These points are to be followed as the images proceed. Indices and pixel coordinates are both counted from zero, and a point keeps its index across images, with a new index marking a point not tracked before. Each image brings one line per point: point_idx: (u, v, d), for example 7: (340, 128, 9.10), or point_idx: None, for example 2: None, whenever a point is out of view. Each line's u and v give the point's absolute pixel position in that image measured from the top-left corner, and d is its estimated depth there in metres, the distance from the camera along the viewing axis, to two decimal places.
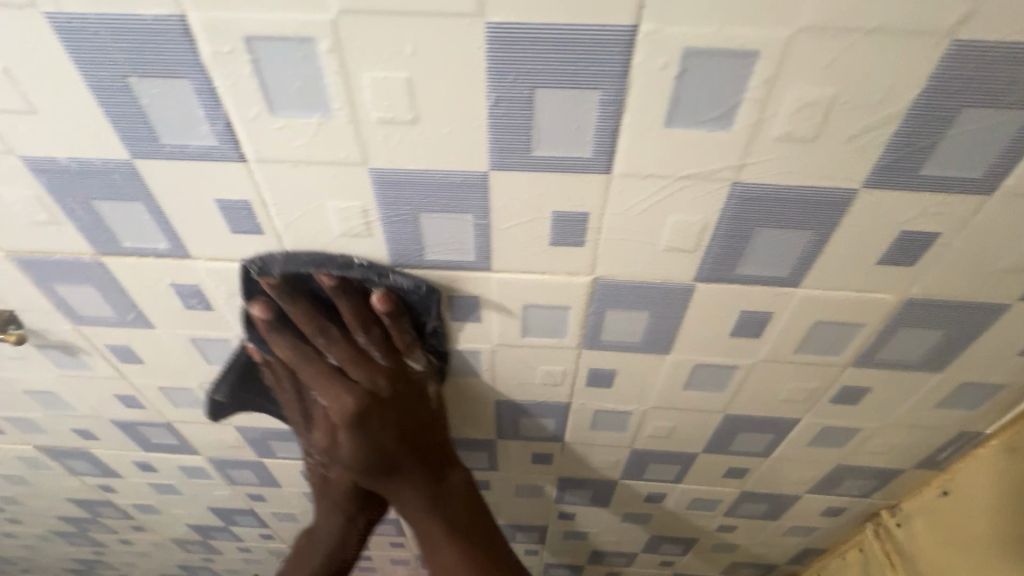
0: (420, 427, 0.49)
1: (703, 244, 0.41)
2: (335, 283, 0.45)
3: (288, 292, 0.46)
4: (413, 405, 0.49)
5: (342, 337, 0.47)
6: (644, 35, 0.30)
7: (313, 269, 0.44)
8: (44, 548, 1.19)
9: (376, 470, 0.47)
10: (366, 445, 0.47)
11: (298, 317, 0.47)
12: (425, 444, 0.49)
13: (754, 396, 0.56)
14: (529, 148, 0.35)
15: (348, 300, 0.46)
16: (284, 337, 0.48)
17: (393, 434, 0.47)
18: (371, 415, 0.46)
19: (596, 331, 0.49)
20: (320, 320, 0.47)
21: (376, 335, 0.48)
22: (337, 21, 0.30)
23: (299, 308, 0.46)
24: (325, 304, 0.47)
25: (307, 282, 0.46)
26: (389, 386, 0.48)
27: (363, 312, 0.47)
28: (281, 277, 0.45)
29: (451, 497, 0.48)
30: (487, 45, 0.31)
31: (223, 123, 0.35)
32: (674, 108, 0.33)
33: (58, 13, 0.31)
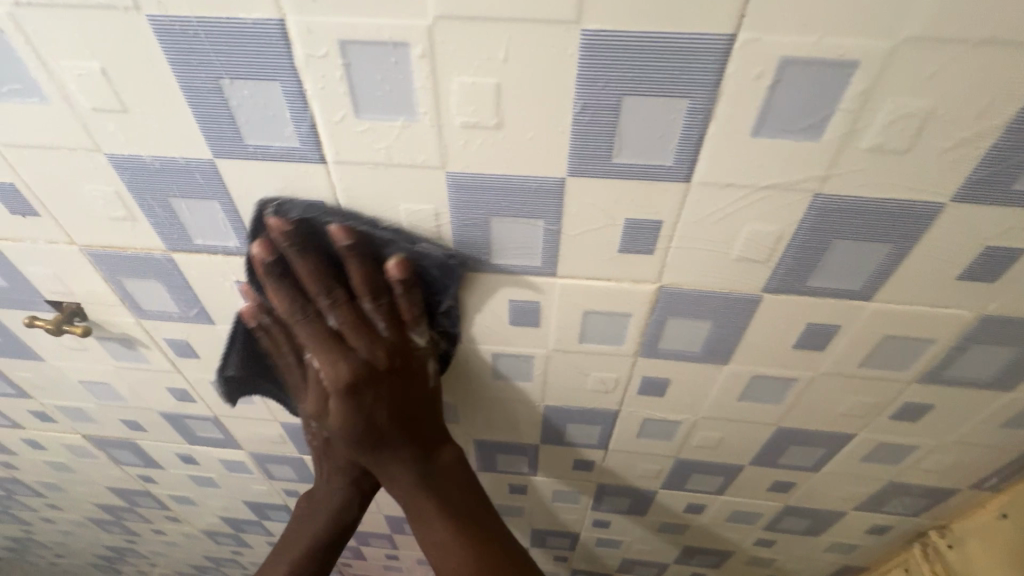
0: (416, 406, 0.48)
1: (776, 255, 0.40)
2: (350, 243, 0.42)
3: (296, 241, 0.41)
4: (412, 382, 0.48)
5: (345, 299, 0.44)
6: (741, 44, 0.30)
7: (329, 222, 0.41)
8: (79, 534, 1.22)
9: (366, 441, 0.47)
10: (358, 417, 0.46)
11: (303, 273, 0.43)
12: (419, 422, 0.49)
13: (811, 409, 0.55)
14: (610, 156, 0.35)
15: (359, 262, 0.43)
16: (282, 291, 0.43)
17: (386, 409, 0.46)
18: (364, 389, 0.45)
19: (655, 339, 0.49)
20: (325, 279, 0.43)
21: (384, 305, 0.45)
22: (432, 27, 0.30)
23: (305, 262, 0.42)
24: (333, 262, 0.43)
25: (318, 235, 0.42)
26: (388, 360, 0.46)
27: (373, 279, 0.44)
28: (294, 223, 0.41)
29: (444, 475, 0.50)
30: (580, 52, 0.31)
31: (308, 125, 0.36)
32: (763, 118, 0.33)
33: (161, 16, 0.32)
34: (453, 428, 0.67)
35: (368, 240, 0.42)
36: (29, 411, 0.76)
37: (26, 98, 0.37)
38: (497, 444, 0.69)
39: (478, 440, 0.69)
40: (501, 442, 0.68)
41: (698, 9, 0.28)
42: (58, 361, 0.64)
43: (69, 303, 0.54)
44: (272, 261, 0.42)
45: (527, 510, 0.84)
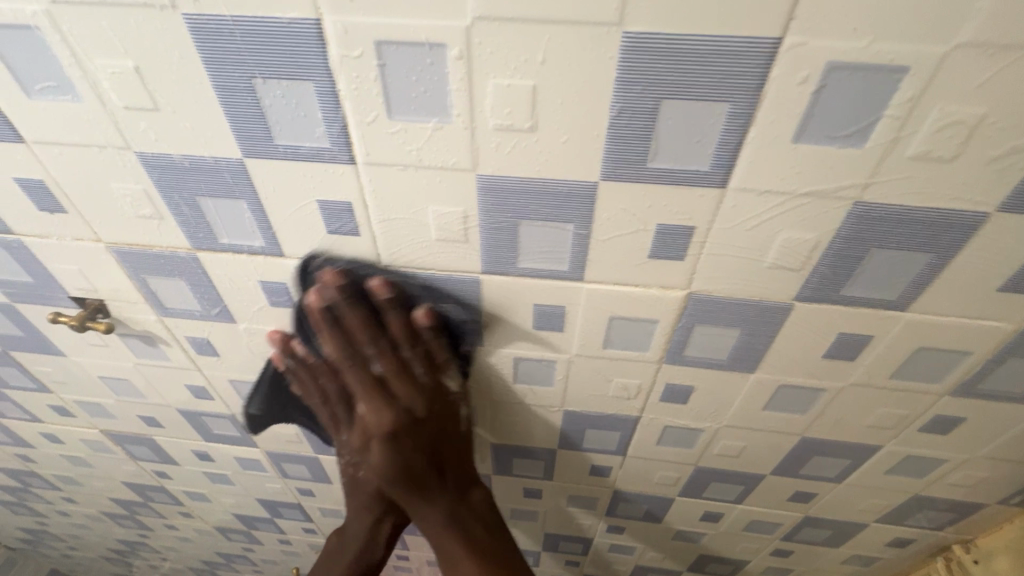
0: (451, 448, 0.49)
1: (811, 263, 0.39)
2: (388, 295, 0.45)
3: (349, 296, 0.45)
4: (447, 426, 0.49)
5: (387, 348, 0.47)
6: (787, 47, 0.29)
7: (370, 276, 0.45)
8: (93, 527, 1.23)
9: (402, 486, 0.47)
10: (398, 459, 0.47)
11: (350, 323, 0.45)
12: (452, 464, 0.49)
13: (837, 419, 0.54)
14: (644, 160, 0.35)
15: (397, 312, 0.46)
16: (328, 338, 0.46)
17: (425, 451, 0.47)
18: (402, 434, 0.47)
19: (680, 346, 0.48)
20: (369, 329, 0.46)
21: (420, 351, 0.48)
22: (471, 28, 0.30)
23: (353, 313, 0.45)
24: (376, 314, 0.47)
25: (362, 288, 0.45)
26: (426, 405, 0.48)
27: (409, 327, 0.47)
28: (339, 277, 0.44)
29: (473, 516, 0.49)
30: (620, 55, 0.30)
31: (339, 125, 0.36)
32: (805, 124, 0.32)
33: (197, 15, 0.31)
34: (471, 431, 0.66)
35: (405, 294, 0.46)
36: (49, 406, 0.76)
37: (59, 96, 0.37)
38: (514, 448, 0.68)
39: (495, 444, 0.68)
40: (518, 446, 0.68)
41: (744, 12, 0.28)
42: (79, 356, 0.64)
43: (93, 300, 0.55)
44: (321, 308, 0.45)
45: (541, 515, 0.84)
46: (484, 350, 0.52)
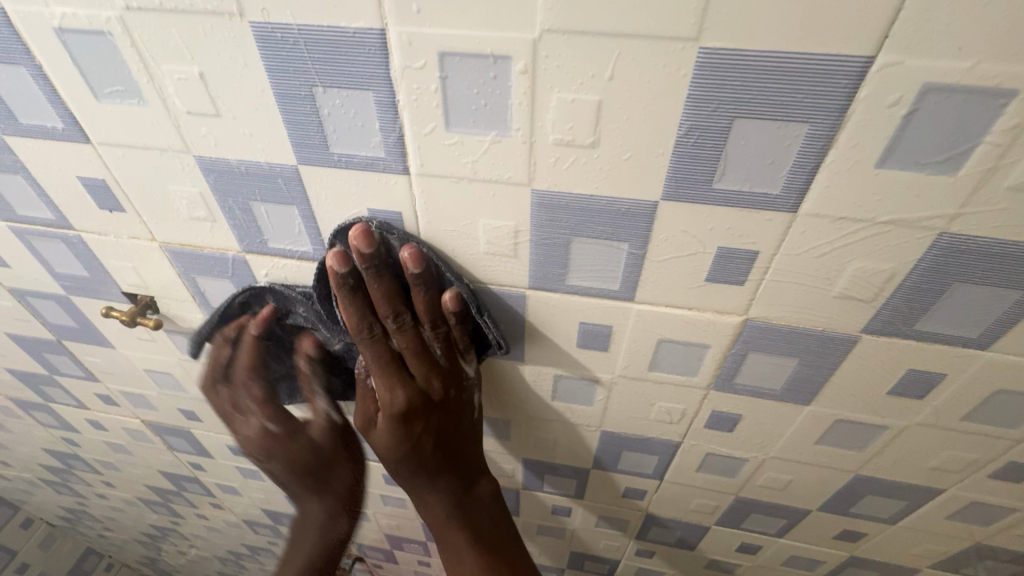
0: (457, 435, 0.51)
1: (884, 294, 0.37)
2: (418, 272, 0.41)
3: (378, 266, 0.41)
4: (459, 411, 0.49)
5: (411, 325, 0.44)
6: (880, 67, 0.27)
7: (406, 246, 0.40)
8: (128, 511, 1.27)
9: (408, 465, 0.49)
10: (405, 445, 0.48)
11: (375, 295, 0.42)
12: (458, 450, 0.51)
13: (896, 458, 0.51)
14: (710, 181, 0.33)
15: (426, 290, 0.42)
16: (350, 307, 0.43)
17: (433, 438, 0.49)
18: (415, 418, 0.47)
19: (731, 373, 0.46)
20: (395, 304, 0.42)
21: (443, 334, 0.45)
22: (538, 41, 0.29)
23: (379, 285, 0.41)
24: (402, 285, 0.43)
25: (393, 259, 0.41)
26: (441, 390, 0.47)
27: (434, 308, 0.43)
28: (374, 246, 0.40)
29: (478, 506, 0.54)
30: (694, 71, 0.29)
31: (396, 136, 0.35)
32: (891, 148, 0.30)
33: (264, 23, 0.31)
34: (504, 444, 0.65)
35: (435, 273, 0.42)
36: (95, 394, 0.79)
37: (125, 99, 0.37)
38: (547, 464, 0.67)
39: (525, 459, 0.67)
40: (551, 463, 0.66)
41: (836, 28, 0.26)
42: (126, 349, 0.66)
43: (143, 296, 0.56)
44: (346, 274, 0.41)
45: (568, 533, 0.82)
46: (522, 364, 0.51)
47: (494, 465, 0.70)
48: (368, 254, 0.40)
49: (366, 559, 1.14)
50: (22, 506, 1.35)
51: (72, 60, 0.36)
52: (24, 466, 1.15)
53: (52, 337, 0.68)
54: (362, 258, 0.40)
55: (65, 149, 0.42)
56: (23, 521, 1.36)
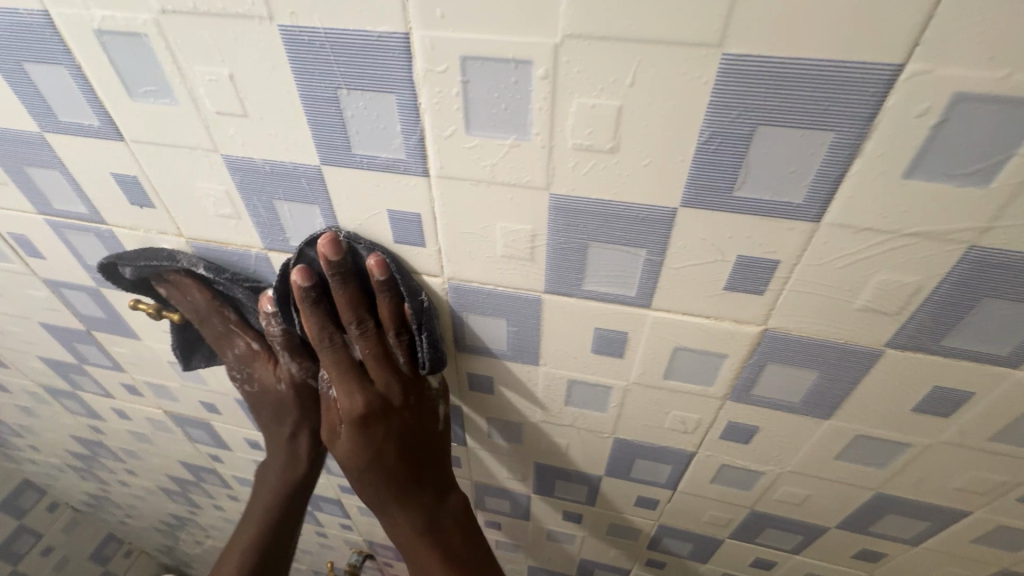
0: (420, 440, 0.55)
1: (909, 308, 0.36)
2: (384, 280, 0.45)
3: (343, 275, 0.45)
4: (420, 418, 0.54)
5: (374, 332, 0.48)
6: (909, 75, 0.26)
7: (368, 255, 0.44)
8: (148, 499, 1.30)
9: (371, 471, 0.53)
10: (367, 447, 0.52)
11: (340, 303, 0.46)
12: (421, 458, 0.55)
13: (919, 477, 0.49)
14: (731, 189, 0.33)
15: (388, 298, 0.46)
16: (317, 316, 0.48)
17: (394, 441, 0.53)
18: (375, 422, 0.51)
19: (748, 384, 0.45)
20: (358, 312, 0.47)
21: (405, 341, 0.49)
22: (560, 46, 0.29)
23: (345, 294, 0.46)
24: (365, 296, 0.47)
25: (358, 270, 0.45)
26: (401, 394, 0.52)
27: (395, 317, 0.47)
28: (339, 255, 0.44)
29: (443, 512, 0.57)
30: (717, 78, 0.28)
31: (417, 139, 0.36)
32: (919, 158, 0.29)
33: (293, 27, 0.32)
34: (515, 448, 0.65)
35: (398, 285, 0.45)
36: (121, 384, 0.81)
37: (158, 99, 0.39)
38: (558, 469, 0.66)
39: (536, 464, 0.67)
40: (562, 468, 0.66)
41: (863, 36, 0.25)
42: (151, 341, 0.68)
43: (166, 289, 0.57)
44: (310, 286, 0.46)
45: (579, 540, 0.81)
46: (536, 368, 0.51)
47: (505, 468, 0.70)
48: (335, 261, 0.44)
49: (377, 557, 1.15)
50: (48, 491, 1.40)
51: (108, 60, 0.37)
52: (52, 452, 1.19)
53: (82, 327, 0.70)
54: (329, 265, 0.44)
55: (100, 147, 0.44)
56: (50, 504, 1.41)
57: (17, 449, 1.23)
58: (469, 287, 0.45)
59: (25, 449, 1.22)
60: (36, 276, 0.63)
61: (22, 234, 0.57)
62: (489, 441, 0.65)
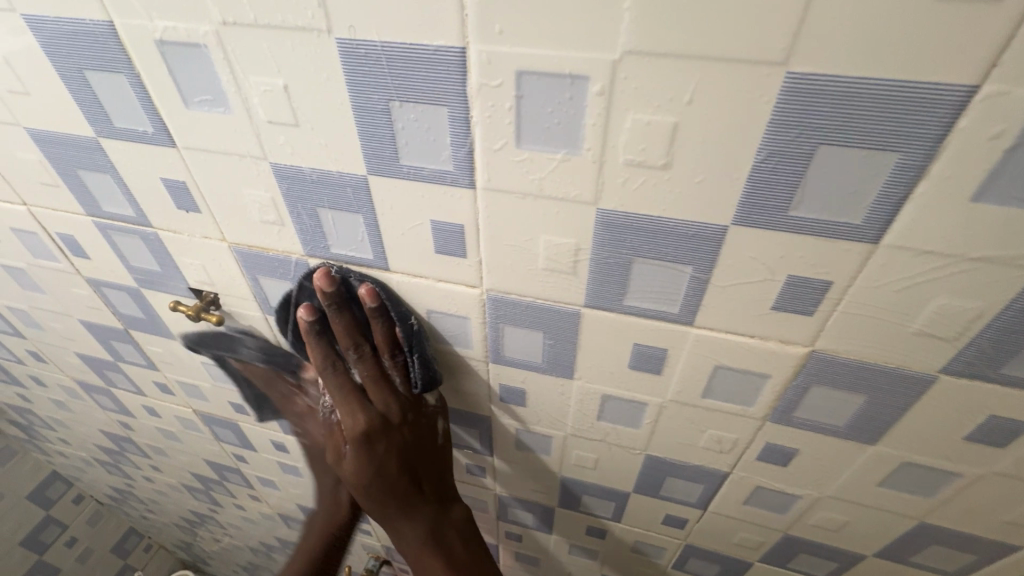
0: (423, 458, 0.55)
1: (969, 334, 0.35)
2: (374, 306, 0.48)
3: (338, 304, 0.48)
4: (420, 435, 0.55)
5: (370, 355, 0.51)
6: (985, 96, 0.25)
7: (359, 284, 0.48)
8: (172, 495, 1.32)
9: (375, 485, 0.53)
10: (370, 464, 0.52)
11: (339, 330, 0.50)
12: (423, 474, 0.55)
13: (967, 508, 0.47)
14: (786, 207, 0.32)
15: (382, 322, 0.49)
16: (320, 344, 0.51)
17: (395, 458, 0.53)
18: (376, 440, 0.52)
19: (791, 406, 0.44)
20: (355, 337, 0.50)
21: (400, 362, 0.52)
22: (618, 63, 0.29)
23: (341, 321, 0.49)
24: (362, 322, 0.51)
25: (352, 299, 0.49)
26: (400, 413, 0.53)
27: (389, 340, 0.50)
28: (334, 286, 0.48)
29: (447, 524, 0.57)
30: (779, 96, 0.28)
31: (465, 151, 0.36)
32: (990, 181, 0.28)
33: (350, 39, 0.33)
34: (542, 461, 0.64)
35: (388, 310, 0.49)
36: (154, 382, 0.83)
37: (212, 108, 0.39)
38: (585, 484, 0.66)
39: (562, 477, 0.66)
40: (589, 483, 0.65)
41: (938, 54, 0.25)
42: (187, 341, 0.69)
43: (206, 294, 0.59)
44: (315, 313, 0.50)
45: (601, 556, 0.80)
46: (570, 382, 0.51)
47: (530, 481, 0.69)
48: (330, 292, 0.48)
49: (394, 562, 1.15)
50: (75, 483, 1.42)
51: (167, 69, 0.38)
52: (81, 445, 1.22)
53: (120, 326, 0.72)
54: (324, 297, 0.48)
55: (152, 152, 0.45)
56: (75, 497, 1.43)
57: (48, 442, 1.26)
58: (508, 299, 0.45)
59: (56, 441, 1.25)
60: (80, 275, 0.65)
61: (70, 234, 0.59)
62: (517, 453, 0.65)
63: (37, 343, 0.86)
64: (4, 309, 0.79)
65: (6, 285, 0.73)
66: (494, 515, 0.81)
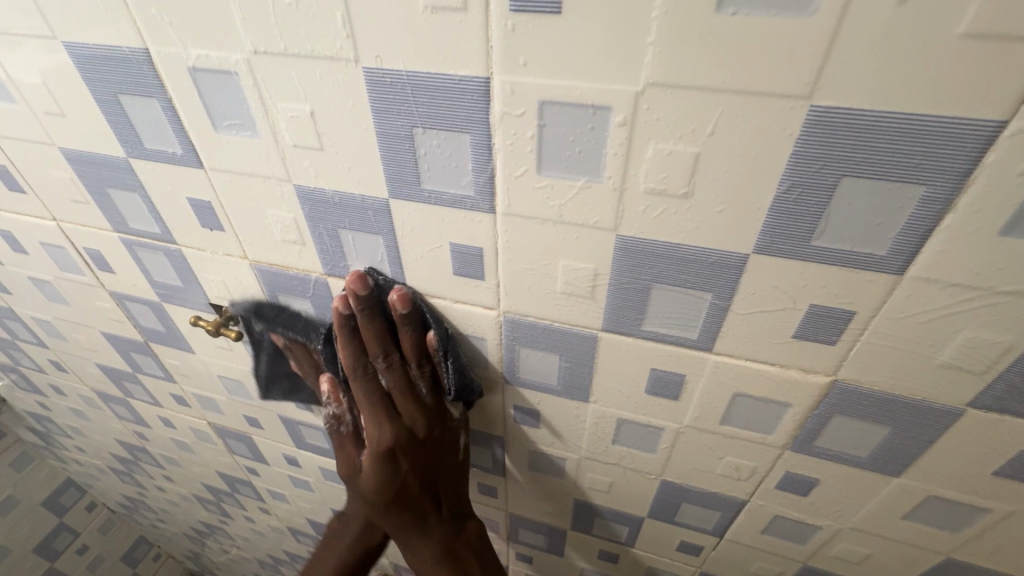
0: (443, 471, 0.54)
1: (998, 368, 0.34)
2: (407, 313, 0.46)
3: (370, 307, 0.46)
4: (443, 449, 0.54)
5: (399, 364, 0.49)
6: (1012, 132, 0.25)
7: (395, 288, 0.46)
8: (183, 506, 1.33)
9: (394, 502, 0.52)
10: (391, 478, 0.51)
11: (368, 335, 0.48)
12: (442, 489, 0.55)
13: (997, 545, 0.46)
14: (809, 237, 0.32)
15: (413, 330, 0.47)
16: (348, 347, 0.48)
17: (417, 473, 0.52)
18: (401, 453, 0.51)
19: (812, 435, 0.43)
20: (385, 345, 0.48)
21: (428, 373, 0.50)
22: (641, 94, 0.29)
23: (372, 326, 0.47)
24: (391, 328, 0.49)
25: (384, 304, 0.47)
26: (426, 426, 0.52)
27: (419, 349, 0.48)
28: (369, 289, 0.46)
29: (462, 541, 0.56)
30: (802, 129, 0.28)
31: (487, 177, 0.36)
32: (1019, 216, 0.28)
33: (376, 69, 0.33)
34: (556, 483, 0.64)
35: (421, 316, 0.47)
36: (171, 394, 0.84)
37: (240, 132, 0.40)
38: (598, 508, 0.65)
39: (576, 500, 0.65)
40: (603, 507, 0.64)
41: (964, 91, 0.25)
42: (205, 355, 0.70)
43: (223, 311, 0.59)
44: (347, 316, 0.47)
45: None
46: (586, 405, 0.51)
47: (542, 502, 0.69)
48: (364, 295, 0.46)
49: None
50: (88, 491, 1.44)
51: (199, 95, 0.39)
52: (96, 453, 1.23)
53: (141, 338, 0.73)
54: (358, 299, 0.46)
55: (180, 172, 0.46)
56: (89, 504, 1.45)
57: (65, 449, 1.27)
58: (526, 322, 0.45)
59: (72, 449, 1.27)
60: (104, 288, 0.66)
61: (97, 250, 0.60)
62: (529, 474, 0.64)
63: (59, 353, 0.87)
64: (29, 319, 0.81)
65: (32, 297, 0.75)
66: (505, 536, 0.80)
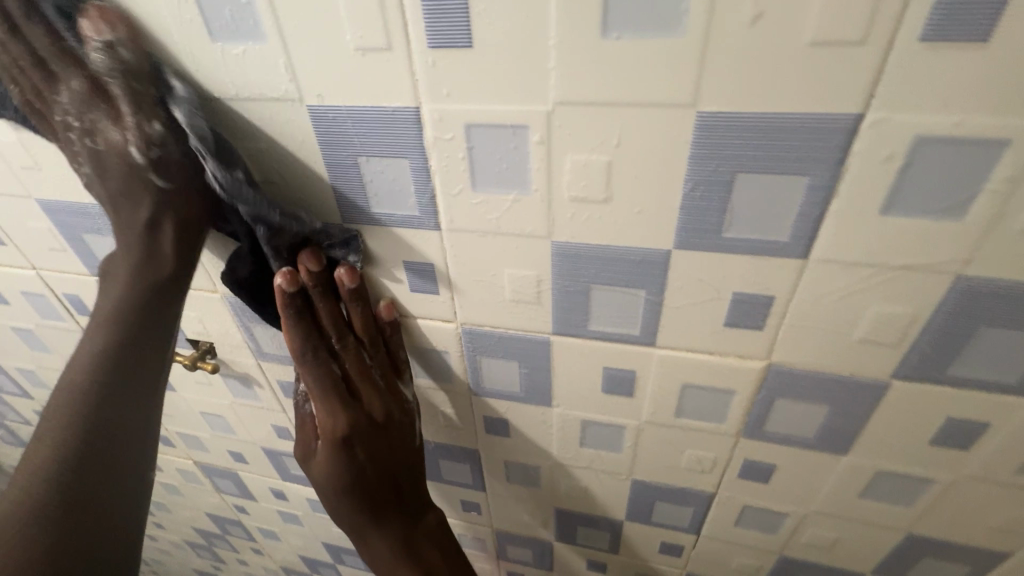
0: (400, 459, 0.53)
1: (909, 339, 0.37)
2: (356, 289, 0.45)
3: (322, 285, 0.45)
4: (401, 436, 0.53)
5: (353, 347, 0.48)
6: (869, 124, 0.29)
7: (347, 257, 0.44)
8: (174, 555, 1.30)
9: (350, 492, 0.51)
10: (347, 466, 0.50)
11: (322, 315, 0.46)
12: (401, 477, 0.54)
13: (950, 515, 0.48)
14: (720, 231, 0.35)
15: (363, 309, 0.46)
16: (297, 330, 0.45)
17: (374, 462, 0.51)
18: (357, 442, 0.49)
19: (760, 419, 0.46)
20: (338, 325, 0.46)
21: (382, 354, 0.50)
22: (551, 111, 0.33)
23: (327, 305, 0.45)
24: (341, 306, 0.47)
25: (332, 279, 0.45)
26: (384, 411, 0.51)
27: (371, 328, 0.48)
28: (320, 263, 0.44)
29: (421, 531, 0.57)
30: (696, 133, 0.31)
31: (428, 196, 0.39)
32: (893, 198, 0.31)
33: (319, 105, 0.37)
34: (535, 492, 0.65)
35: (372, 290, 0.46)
36: None
37: None
38: (578, 514, 0.66)
39: (556, 508, 0.66)
40: (582, 513, 0.65)
41: (822, 90, 0.28)
42: (187, 392, 0.72)
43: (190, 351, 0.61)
44: (293, 294, 0.44)
45: None
46: (551, 410, 0.53)
47: (525, 514, 0.69)
48: (315, 273, 0.44)
49: None
50: None
51: None
52: None
53: None
54: (309, 277, 0.44)
55: None
56: None
57: None
58: (483, 331, 0.47)
59: None
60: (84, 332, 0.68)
61: (75, 294, 0.62)
62: (508, 486, 0.66)
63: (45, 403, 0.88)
64: (13, 371, 0.82)
65: (16, 347, 0.76)
66: (494, 554, 0.80)
